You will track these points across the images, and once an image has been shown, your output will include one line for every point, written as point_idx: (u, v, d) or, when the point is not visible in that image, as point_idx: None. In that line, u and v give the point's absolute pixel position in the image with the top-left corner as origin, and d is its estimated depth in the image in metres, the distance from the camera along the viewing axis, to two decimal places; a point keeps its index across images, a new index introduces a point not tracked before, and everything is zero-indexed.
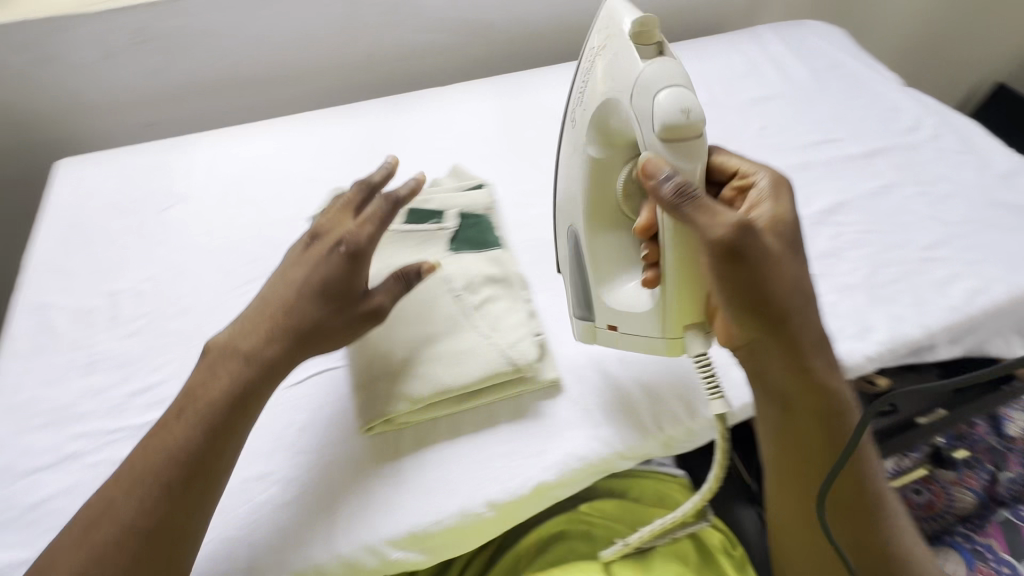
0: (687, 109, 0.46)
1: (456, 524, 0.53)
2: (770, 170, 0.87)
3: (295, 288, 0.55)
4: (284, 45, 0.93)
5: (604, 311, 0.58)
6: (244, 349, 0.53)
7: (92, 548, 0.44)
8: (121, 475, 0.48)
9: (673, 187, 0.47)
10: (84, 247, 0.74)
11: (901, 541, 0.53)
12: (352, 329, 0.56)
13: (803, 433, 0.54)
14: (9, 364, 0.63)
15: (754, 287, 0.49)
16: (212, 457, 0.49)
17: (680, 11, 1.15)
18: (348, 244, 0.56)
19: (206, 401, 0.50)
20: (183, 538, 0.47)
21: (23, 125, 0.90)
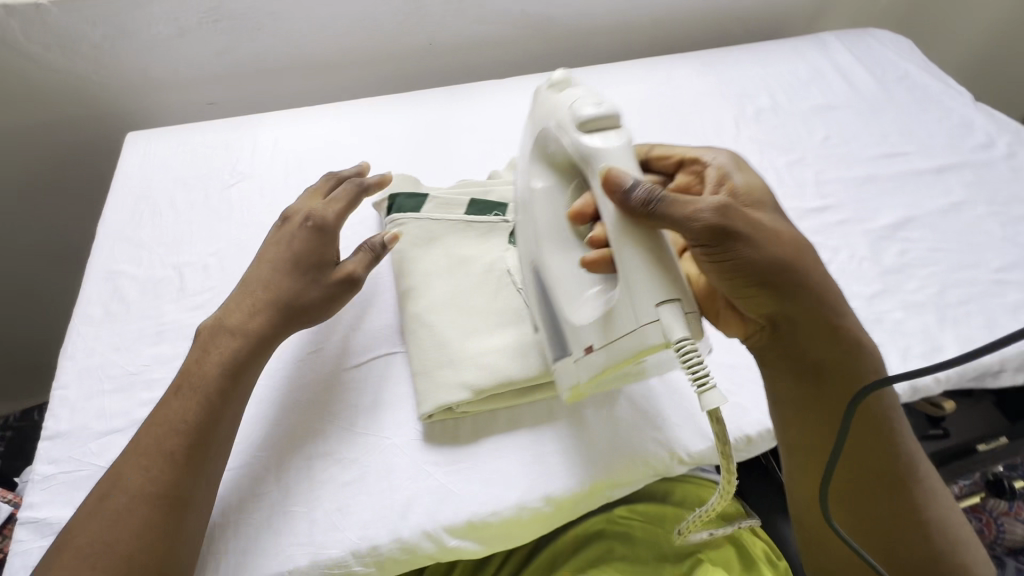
0: (599, 109, 0.51)
1: (514, 517, 0.53)
2: (835, 180, 0.85)
3: (280, 264, 0.59)
4: (349, 29, 0.93)
5: (581, 332, 0.51)
6: (232, 323, 0.55)
7: (108, 517, 0.45)
8: (128, 452, 0.48)
9: (641, 194, 0.46)
10: (153, 219, 0.75)
11: (944, 505, 0.52)
12: (329, 300, 0.60)
13: (825, 409, 0.53)
14: (83, 327, 0.65)
15: (761, 256, 0.50)
16: (214, 424, 0.50)
17: (743, 12, 1.13)
18: (319, 220, 0.61)
19: (202, 374, 0.52)
20: (196, 501, 0.48)
21: (94, 97, 0.92)
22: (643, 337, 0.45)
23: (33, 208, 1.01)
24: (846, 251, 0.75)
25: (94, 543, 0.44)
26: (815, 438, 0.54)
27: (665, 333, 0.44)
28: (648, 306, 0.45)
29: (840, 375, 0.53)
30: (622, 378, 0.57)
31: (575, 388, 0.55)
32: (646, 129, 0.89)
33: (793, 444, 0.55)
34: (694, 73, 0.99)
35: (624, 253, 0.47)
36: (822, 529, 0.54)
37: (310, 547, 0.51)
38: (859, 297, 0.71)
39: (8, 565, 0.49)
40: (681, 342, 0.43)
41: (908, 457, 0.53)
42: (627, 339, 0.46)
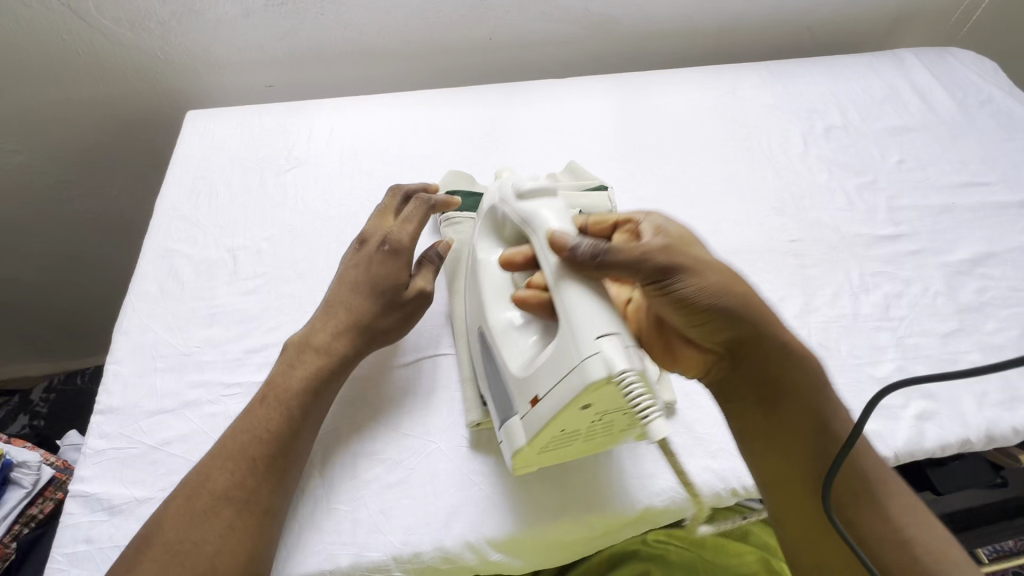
0: (533, 181, 0.55)
1: (557, 534, 0.52)
2: (909, 207, 0.80)
3: (359, 285, 0.59)
4: (411, 19, 0.92)
5: (525, 384, 0.47)
6: (318, 341, 0.56)
7: (194, 514, 0.45)
8: (217, 452, 0.49)
9: (588, 248, 0.46)
10: (209, 199, 0.76)
11: (923, 520, 0.49)
12: (404, 320, 0.60)
13: (784, 430, 0.51)
14: (138, 304, 0.65)
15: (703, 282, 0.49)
16: (296, 435, 0.51)
17: (815, 23, 1.08)
18: (395, 243, 0.61)
19: (291, 388, 0.52)
20: (274, 508, 0.48)
21: (157, 74, 0.93)
22: (584, 373, 0.42)
23: (92, 179, 1.03)
24: (919, 285, 0.71)
25: (179, 542, 0.44)
26: (786, 464, 0.51)
27: (606, 365, 0.42)
28: (588, 338, 0.43)
29: (793, 398, 0.51)
30: (577, 451, 0.50)
31: (520, 456, 0.48)
32: (709, 139, 0.86)
33: (768, 476, 0.51)
34: (762, 83, 0.94)
35: (564, 293, 0.46)
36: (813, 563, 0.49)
37: (353, 547, 0.50)
38: (931, 335, 0.67)
39: (58, 537, 0.50)
40: (622, 374, 0.41)
41: (873, 471, 0.50)
42: (569, 378, 0.43)
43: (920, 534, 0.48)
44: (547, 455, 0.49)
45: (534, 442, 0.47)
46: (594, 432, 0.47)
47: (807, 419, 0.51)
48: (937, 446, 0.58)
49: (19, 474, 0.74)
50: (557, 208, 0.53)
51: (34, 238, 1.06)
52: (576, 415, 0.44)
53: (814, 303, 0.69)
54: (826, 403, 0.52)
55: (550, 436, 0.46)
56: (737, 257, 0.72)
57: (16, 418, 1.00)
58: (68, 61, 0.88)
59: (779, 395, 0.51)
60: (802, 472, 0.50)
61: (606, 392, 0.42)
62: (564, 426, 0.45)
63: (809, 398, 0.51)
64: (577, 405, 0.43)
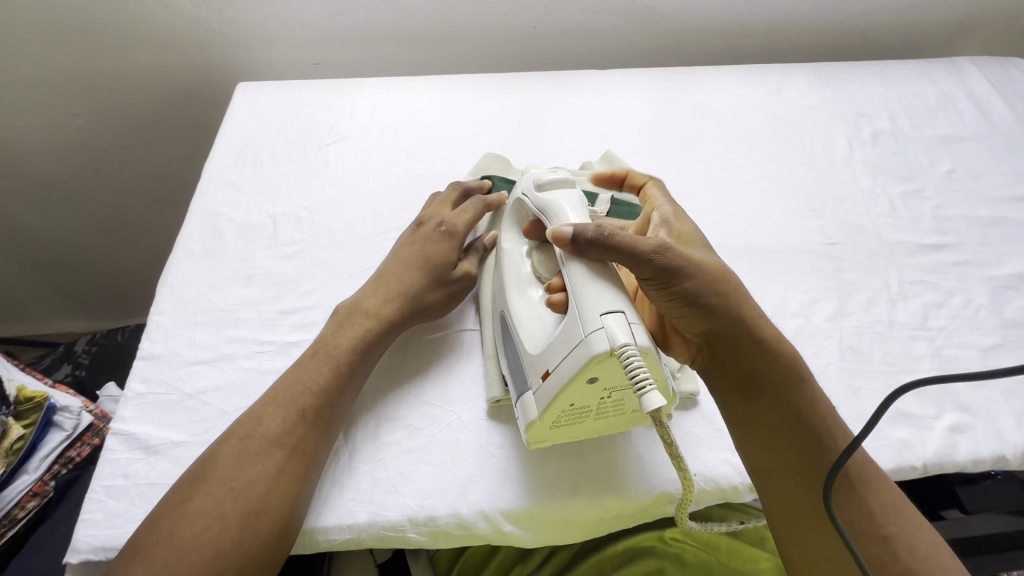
0: (553, 172, 0.58)
1: (570, 513, 0.52)
2: (957, 217, 0.77)
3: (412, 261, 0.62)
4: (458, 5, 0.93)
5: (536, 360, 0.49)
6: (369, 307, 0.58)
7: (243, 451, 0.48)
8: (268, 398, 0.52)
9: (592, 233, 0.48)
10: (254, 166, 0.78)
11: (909, 518, 0.48)
12: (450, 297, 0.62)
13: (769, 417, 0.51)
14: (182, 260, 0.68)
15: (694, 277, 0.50)
16: (340, 392, 0.53)
17: (869, 26, 1.05)
18: (451, 227, 0.63)
19: (341, 347, 0.55)
20: (314, 456, 0.50)
21: (212, 47, 0.96)
22: (588, 347, 0.43)
23: (144, 146, 1.08)
24: (962, 296, 0.69)
25: (230, 476, 0.47)
26: (776, 453, 0.51)
27: (609, 340, 0.43)
28: (593, 315, 0.44)
29: (774, 390, 0.51)
30: (589, 429, 0.51)
31: (533, 430, 0.50)
32: (750, 138, 0.85)
33: (760, 466, 0.51)
34: (809, 84, 0.92)
35: (572, 270, 0.48)
36: (795, 556, 0.49)
37: (371, 505, 0.51)
38: (971, 349, 0.65)
39: (98, 470, 0.53)
40: (623, 347, 0.42)
41: (859, 465, 0.49)
42: (574, 352, 0.45)
43: (903, 532, 0.47)
44: (561, 431, 0.50)
45: (545, 416, 0.48)
46: (604, 410, 0.48)
47: (795, 415, 0.51)
48: (969, 460, 0.56)
49: (62, 417, 0.80)
50: (573, 198, 0.55)
51: (88, 199, 1.12)
52: (583, 389, 0.46)
53: (849, 307, 0.67)
54: (811, 401, 0.51)
55: (559, 411, 0.47)
56: (771, 256, 0.71)
57: (60, 366, 1.05)
58: (131, 29, 0.92)
59: (772, 393, 0.51)
60: (792, 464, 0.50)
61: (609, 365, 0.44)
62: (574, 401, 0.46)
63: (794, 393, 0.51)
64: (582, 379, 0.44)
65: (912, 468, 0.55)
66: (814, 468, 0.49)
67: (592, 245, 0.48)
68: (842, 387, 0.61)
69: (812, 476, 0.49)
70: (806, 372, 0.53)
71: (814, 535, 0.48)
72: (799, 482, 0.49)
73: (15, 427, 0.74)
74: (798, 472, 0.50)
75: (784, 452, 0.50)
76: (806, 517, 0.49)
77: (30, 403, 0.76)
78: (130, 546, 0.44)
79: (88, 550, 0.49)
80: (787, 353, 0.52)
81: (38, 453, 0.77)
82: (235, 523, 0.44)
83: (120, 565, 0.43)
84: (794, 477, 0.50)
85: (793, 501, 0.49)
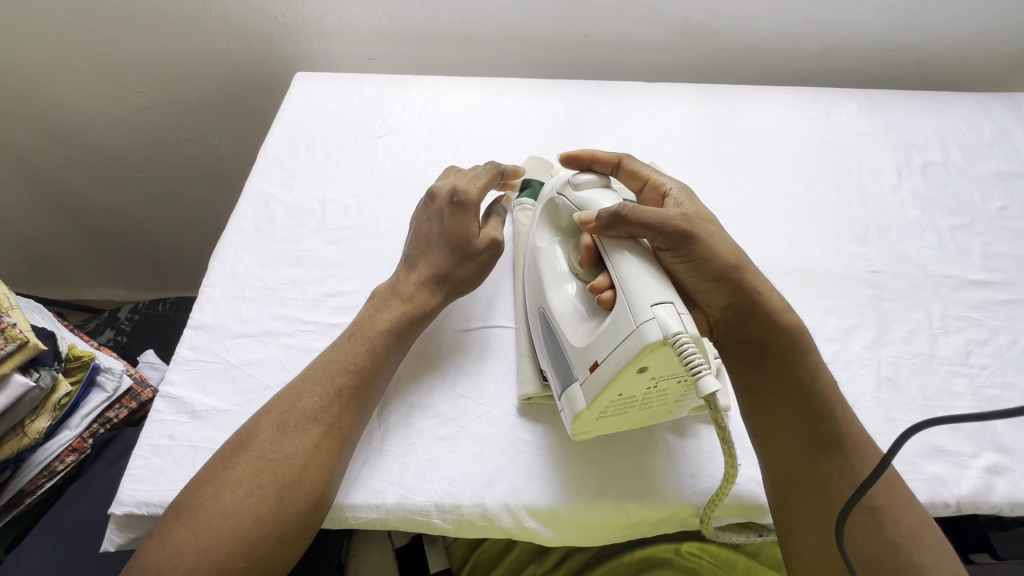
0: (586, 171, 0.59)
1: (592, 514, 0.53)
2: (1008, 255, 0.75)
3: (436, 241, 0.62)
4: (514, 10, 0.95)
5: (583, 352, 0.49)
6: (402, 289, 0.60)
7: (286, 424, 0.50)
8: (308, 376, 0.53)
9: (607, 213, 0.50)
10: (307, 153, 0.81)
11: (900, 493, 0.48)
12: (481, 269, 0.63)
13: (780, 389, 0.52)
14: (235, 237, 0.71)
15: (708, 246, 0.51)
16: (373, 373, 0.54)
17: (924, 56, 1.03)
18: (463, 197, 0.62)
19: (377, 329, 0.56)
20: (348, 436, 0.51)
21: (273, 37, 1.00)
22: (641, 336, 0.44)
23: (199, 128, 1.12)
24: (1008, 336, 0.67)
25: (268, 449, 0.48)
26: (786, 427, 0.51)
27: (662, 328, 0.43)
28: (644, 305, 0.45)
29: (783, 369, 0.52)
30: (632, 420, 0.52)
31: (579, 421, 0.50)
32: (795, 159, 0.84)
33: (765, 432, 0.52)
34: (860, 110, 0.91)
35: (618, 262, 0.49)
36: (787, 518, 0.49)
37: (400, 488, 0.53)
38: (1014, 390, 0.63)
39: (146, 429, 0.56)
40: (677, 336, 0.42)
41: (855, 438, 0.50)
42: (624, 342, 0.45)
43: (887, 505, 0.47)
44: (605, 421, 0.51)
45: (593, 406, 0.48)
46: (649, 399, 0.49)
47: (805, 392, 0.51)
48: (1006, 503, 0.55)
49: (104, 378, 0.82)
50: (609, 195, 0.55)
51: (141, 172, 1.17)
52: (632, 378, 0.46)
53: (888, 337, 0.66)
54: (818, 374, 0.52)
55: (607, 400, 0.48)
56: (810, 279, 0.71)
57: (103, 331, 1.10)
58: (200, 18, 0.96)
59: (788, 367, 0.52)
60: (795, 432, 0.50)
61: (662, 354, 0.44)
62: (622, 391, 0.47)
63: (799, 372, 0.52)
64: (632, 367, 0.45)
65: (944, 505, 0.54)
66: (811, 433, 0.50)
67: (610, 224, 0.50)
68: (877, 417, 0.60)
69: (811, 443, 0.50)
70: (812, 345, 0.53)
71: (804, 501, 0.49)
72: (796, 447, 0.50)
73: (63, 383, 0.76)
74: (801, 440, 0.50)
75: (798, 426, 0.50)
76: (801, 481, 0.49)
77: (79, 361, 0.79)
78: (174, 508, 0.46)
79: (133, 504, 0.51)
80: (792, 322, 0.53)
81: (79, 410, 0.80)
82: (274, 495, 0.46)
83: (164, 524, 0.45)
84: (790, 446, 0.50)
85: (789, 464, 0.50)
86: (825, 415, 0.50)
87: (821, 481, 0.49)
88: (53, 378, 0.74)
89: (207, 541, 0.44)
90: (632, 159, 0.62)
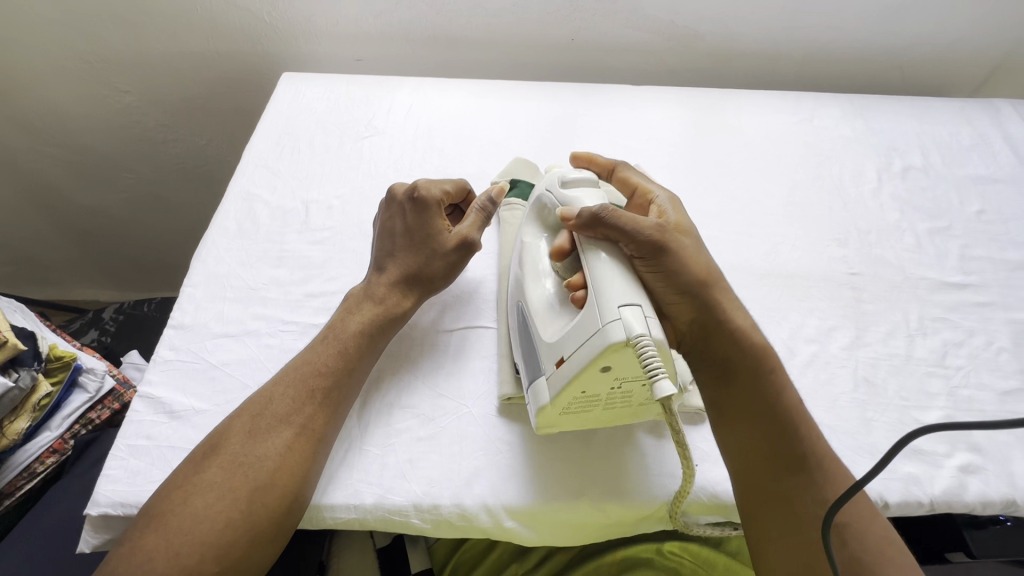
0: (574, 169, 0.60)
1: (573, 514, 0.53)
2: (984, 258, 0.77)
3: (400, 237, 0.62)
4: (502, 13, 0.95)
5: (552, 347, 0.50)
6: (371, 291, 0.60)
7: (253, 429, 0.50)
8: (279, 380, 0.53)
9: (587, 212, 0.51)
10: (292, 153, 0.81)
11: (863, 513, 0.49)
12: (452, 268, 0.62)
13: (748, 405, 0.52)
14: (217, 238, 0.71)
15: (679, 260, 0.52)
16: (343, 376, 0.54)
17: (906, 61, 1.05)
18: (424, 194, 0.61)
19: (348, 332, 0.56)
20: (321, 438, 0.51)
21: (262, 37, 0.99)
22: (606, 336, 0.44)
23: (186, 128, 1.12)
24: (983, 337, 0.68)
25: (237, 455, 0.48)
26: (753, 444, 0.51)
27: (625, 330, 0.44)
28: (611, 306, 0.45)
29: (746, 386, 0.53)
30: (595, 420, 0.52)
31: (543, 415, 0.51)
32: (779, 163, 0.85)
33: (735, 449, 0.52)
34: (842, 113, 0.92)
35: (592, 261, 0.49)
36: (757, 534, 0.49)
37: (378, 488, 0.53)
38: (989, 391, 0.64)
39: (124, 429, 0.55)
40: (640, 338, 0.43)
41: (820, 458, 0.50)
42: (592, 338, 0.46)
43: (852, 522, 0.48)
44: (569, 417, 0.51)
45: (557, 402, 0.49)
46: (612, 401, 0.50)
47: (768, 406, 0.52)
48: (978, 501, 0.56)
49: (86, 379, 0.82)
50: (594, 194, 0.56)
51: (127, 172, 1.16)
52: (597, 377, 0.46)
53: (866, 338, 0.67)
54: (781, 386, 0.53)
55: (570, 398, 0.48)
56: (790, 281, 0.72)
57: (87, 331, 1.09)
58: (187, 17, 0.96)
59: (752, 380, 0.53)
60: (767, 452, 0.51)
61: (624, 355, 0.45)
62: (585, 389, 0.48)
63: (763, 384, 0.53)
64: (597, 366, 0.45)
65: (919, 504, 0.55)
66: (779, 450, 0.50)
67: (590, 224, 0.51)
68: (853, 417, 0.60)
69: (779, 463, 0.50)
70: (776, 362, 0.54)
71: (777, 524, 0.49)
72: (771, 469, 0.50)
73: (44, 384, 0.75)
74: (769, 458, 0.51)
75: (762, 444, 0.51)
76: (771, 501, 0.49)
77: (60, 362, 0.78)
78: (145, 514, 0.46)
79: (109, 504, 0.51)
80: (759, 345, 0.54)
81: (60, 411, 0.80)
82: (245, 499, 0.46)
83: (134, 531, 0.45)
84: (764, 468, 0.50)
85: (761, 485, 0.50)
86: (789, 432, 0.51)
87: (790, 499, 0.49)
88: (33, 379, 0.73)
89: (180, 546, 0.43)
90: (629, 168, 0.64)
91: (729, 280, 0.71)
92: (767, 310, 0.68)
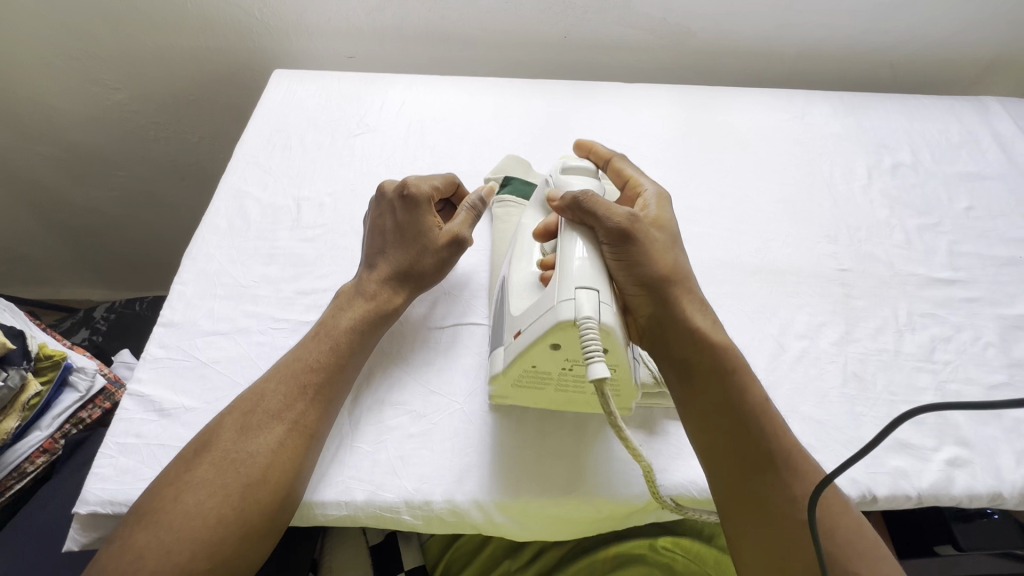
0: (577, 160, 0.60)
1: (563, 509, 0.53)
2: (972, 254, 0.77)
3: (390, 235, 0.62)
4: (494, 9, 0.95)
5: (512, 321, 0.51)
6: (362, 288, 0.60)
7: (245, 426, 0.49)
8: (270, 376, 0.53)
9: (569, 198, 0.52)
10: (283, 150, 0.81)
11: (831, 508, 0.49)
12: (443, 264, 0.62)
13: (709, 399, 0.52)
14: (208, 235, 0.71)
15: (646, 253, 0.51)
16: (335, 371, 0.54)
17: (896, 59, 1.05)
18: (413, 191, 0.61)
19: (338, 330, 0.56)
20: (313, 435, 0.51)
21: (253, 34, 0.99)
22: (556, 314, 0.45)
23: (178, 127, 1.12)
24: (970, 333, 0.69)
25: (228, 452, 0.48)
26: (715, 437, 0.51)
27: (575, 310, 0.44)
28: (569, 286, 0.46)
29: (711, 380, 0.52)
30: (551, 398, 0.54)
31: (498, 382, 0.53)
32: (770, 159, 0.86)
33: (698, 439, 0.52)
34: (833, 111, 0.93)
35: (567, 243, 0.50)
36: (729, 521, 0.50)
37: (369, 485, 0.53)
38: (976, 385, 0.65)
39: (113, 427, 0.55)
40: (585, 320, 0.43)
41: (792, 453, 0.51)
42: (544, 316, 0.46)
43: (822, 517, 0.48)
44: (520, 390, 0.53)
45: (507, 372, 0.51)
46: (564, 381, 0.51)
47: (732, 399, 0.52)
48: (965, 495, 0.56)
49: (77, 378, 0.81)
50: (588, 184, 0.57)
51: (119, 170, 1.16)
52: (547, 354, 0.48)
53: (855, 334, 0.67)
54: (747, 383, 0.53)
55: (521, 369, 0.50)
56: (781, 277, 0.72)
57: (78, 331, 1.08)
58: (177, 14, 0.95)
59: (717, 374, 0.52)
60: (728, 445, 0.51)
61: (571, 336, 0.45)
62: (535, 363, 0.49)
63: (729, 377, 0.53)
64: (545, 342, 0.46)
65: (907, 497, 0.55)
66: (743, 442, 0.51)
67: (570, 210, 0.52)
68: (842, 411, 0.61)
69: (744, 460, 0.50)
70: (740, 359, 0.54)
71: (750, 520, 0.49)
72: (731, 459, 0.50)
73: (33, 383, 0.75)
74: (731, 450, 0.51)
75: (722, 436, 0.51)
76: (742, 494, 0.50)
77: (50, 361, 0.77)
78: (135, 511, 0.46)
79: (96, 503, 0.51)
80: (723, 341, 0.54)
81: (50, 411, 0.79)
82: (237, 496, 0.46)
83: (124, 529, 0.45)
84: (726, 462, 0.51)
85: (727, 477, 0.50)
86: (760, 427, 0.51)
87: (762, 498, 0.49)
88: (22, 378, 0.73)
89: (172, 543, 0.43)
90: (625, 158, 0.64)
91: (719, 276, 0.71)
92: (757, 306, 0.69)
